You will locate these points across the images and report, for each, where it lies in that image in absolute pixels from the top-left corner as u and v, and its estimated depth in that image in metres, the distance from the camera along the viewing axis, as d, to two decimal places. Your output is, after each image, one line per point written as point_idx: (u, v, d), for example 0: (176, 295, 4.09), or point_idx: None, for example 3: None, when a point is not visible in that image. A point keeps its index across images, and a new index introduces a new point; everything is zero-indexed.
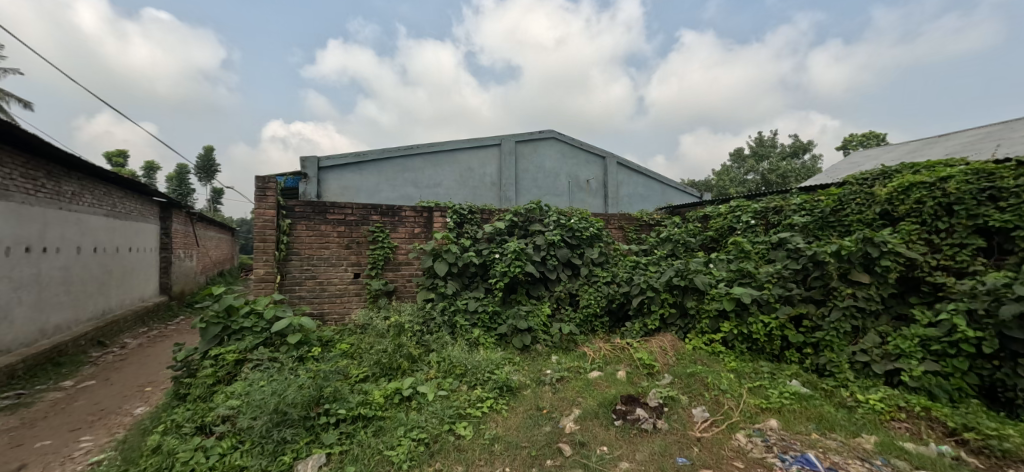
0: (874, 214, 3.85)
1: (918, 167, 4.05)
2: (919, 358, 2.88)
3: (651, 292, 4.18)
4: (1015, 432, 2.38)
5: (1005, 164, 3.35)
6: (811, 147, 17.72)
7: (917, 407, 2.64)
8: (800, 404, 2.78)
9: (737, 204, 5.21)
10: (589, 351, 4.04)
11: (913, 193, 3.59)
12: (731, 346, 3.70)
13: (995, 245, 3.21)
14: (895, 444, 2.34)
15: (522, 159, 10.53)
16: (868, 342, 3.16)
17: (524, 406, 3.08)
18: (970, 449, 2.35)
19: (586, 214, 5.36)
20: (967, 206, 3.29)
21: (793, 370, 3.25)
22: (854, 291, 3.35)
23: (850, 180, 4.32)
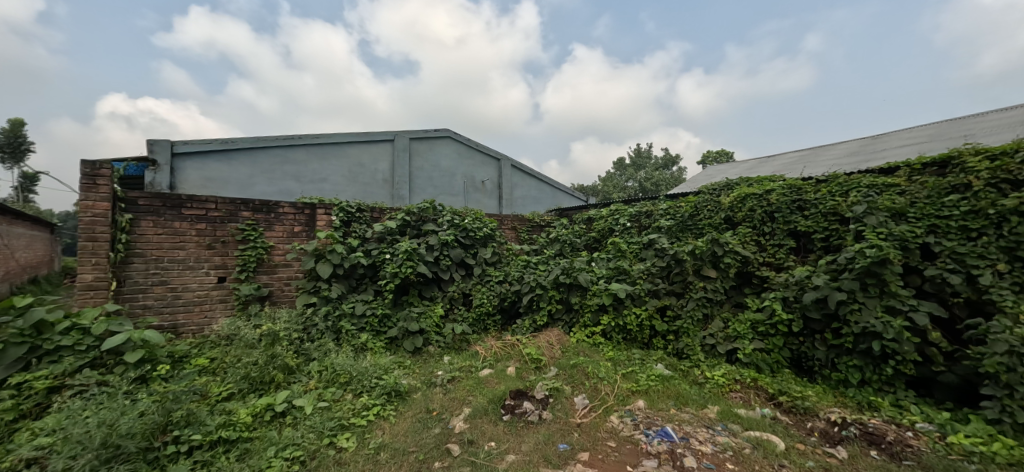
0: (720, 219, 4.55)
1: (752, 181, 4.89)
2: (750, 338, 3.48)
3: (540, 290, 4.40)
4: (812, 393, 2.99)
5: (808, 181, 4.21)
6: (678, 160, 20.29)
7: (748, 379, 3.19)
8: (663, 384, 3.16)
9: (616, 208, 5.75)
10: (480, 349, 4.10)
11: (747, 202, 4.34)
12: (610, 337, 4.06)
13: (802, 245, 3.99)
14: (732, 412, 2.78)
15: (417, 157, 10.27)
16: (714, 327, 3.72)
17: (413, 410, 3.01)
18: (784, 409, 2.90)
19: (480, 214, 5.43)
20: (784, 213, 4.06)
21: (659, 355, 3.69)
22: (705, 284, 3.92)
23: (704, 190, 5.06)
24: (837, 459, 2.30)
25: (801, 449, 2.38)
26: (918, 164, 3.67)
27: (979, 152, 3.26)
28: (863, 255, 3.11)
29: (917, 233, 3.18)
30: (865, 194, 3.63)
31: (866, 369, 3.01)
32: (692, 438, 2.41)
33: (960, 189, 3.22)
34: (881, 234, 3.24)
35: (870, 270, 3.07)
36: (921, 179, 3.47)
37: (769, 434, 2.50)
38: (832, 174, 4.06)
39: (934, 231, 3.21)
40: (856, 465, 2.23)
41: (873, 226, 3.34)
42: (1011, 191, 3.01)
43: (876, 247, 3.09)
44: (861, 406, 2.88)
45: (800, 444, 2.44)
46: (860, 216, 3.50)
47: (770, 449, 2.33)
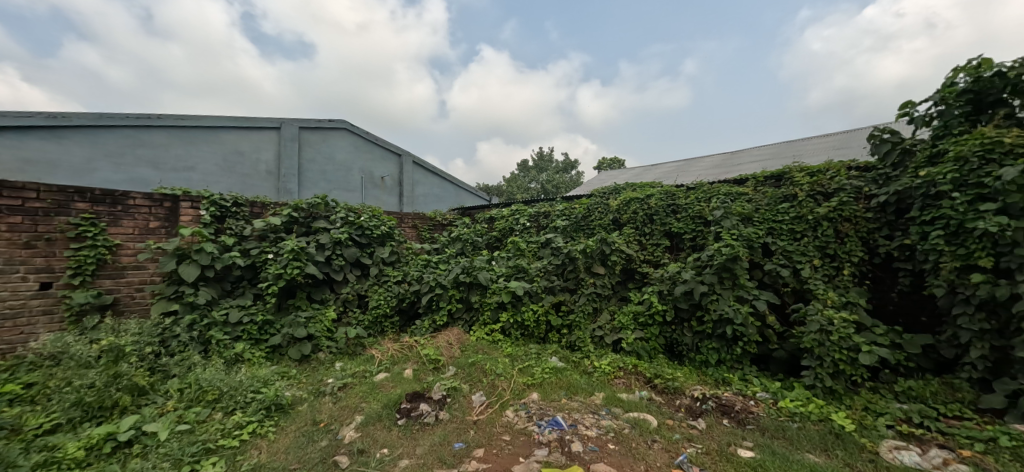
0: (609, 220, 4.95)
1: (636, 186, 5.40)
2: (632, 328, 3.83)
3: (439, 289, 4.36)
4: (680, 374, 3.39)
5: (680, 188, 4.77)
6: (576, 165, 21.55)
7: (629, 366, 3.51)
8: (556, 376, 3.33)
9: (517, 208, 5.93)
10: (376, 353, 3.93)
11: (631, 205, 4.78)
12: (508, 334, 4.17)
13: (675, 244, 4.51)
14: (615, 397, 3.03)
15: (307, 148, 9.46)
16: (602, 320, 4.04)
17: (297, 423, 2.76)
18: (659, 389, 3.25)
19: (378, 212, 5.20)
20: (660, 216, 4.56)
21: (553, 349, 3.89)
22: (594, 280, 4.24)
23: (596, 193, 5.46)
24: (698, 430, 2.64)
25: (670, 425, 2.68)
26: (762, 177, 4.37)
27: (803, 170, 4.01)
28: (720, 253, 3.61)
29: (759, 234, 3.79)
30: (723, 201, 4.23)
31: (721, 350, 3.50)
32: (580, 424, 2.58)
33: (790, 198, 3.92)
34: (734, 235, 3.80)
35: (725, 266, 3.58)
36: (763, 189, 4.14)
37: (645, 414, 2.78)
38: (699, 183, 4.65)
39: (771, 232, 3.86)
40: (712, 433, 2.59)
41: (728, 229, 3.90)
42: (823, 201, 3.74)
43: (730, 246, 3.61)
44: (717, 382, 3.34)
45: (669, 420, 2.75)
46: (719, 219, 4.06)
47: (645, 427, 2.58)
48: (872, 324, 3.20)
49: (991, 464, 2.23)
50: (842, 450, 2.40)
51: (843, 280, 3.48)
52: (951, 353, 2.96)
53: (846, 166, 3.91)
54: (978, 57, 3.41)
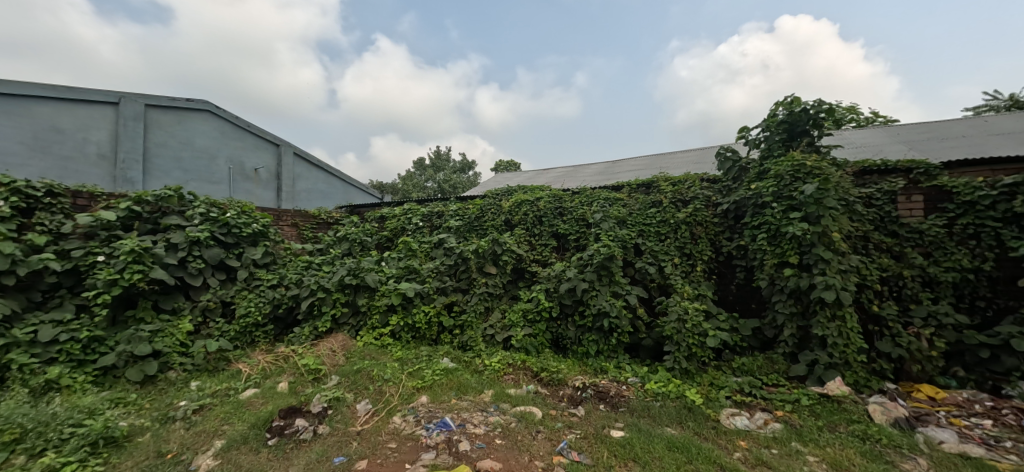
0: (501, 221, 5.09)
1: (527, 189, 5.65)
2: (522, 325, 3.99)
3: (322, 293, 4.05)
4: (564, 366, 3.62)
5: (567, 192, 5.11)
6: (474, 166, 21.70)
7: (518, 362, 3.65)
8: (447, 377, 3.32)
9: (409, 207, 5.77)
10: (244, 367, 3.49)
11: (522, 207, 4.98)
12: (398, 337, 4.04)
13: (561, 244, 4.81)
14: (504, 393, 3.13)
15: (157, 131, 8.04)
16: (493, 319, 4.13)
17: (136, 457, 2.33)
18: (544, 382, 3.43)
19: (248, 207, 4.64)
20: (548, 217, 4.84)
21: (445, 350, 3.87)
22: (486, 280, 4.33)
23: (489, 195, 5.58)
24: (578, 417, 2.85)
25: (553, 415, 2.85)
26: (635, 184, 4.89)
27: (667, 179, 4.59)
28: (599, 253, 3.96)
29: (632, 236, 4.23)
30: (602, 205, 4.63)
31: (600, 341, 3.83)
32: (468, 423, 2.60)
33: (656, 204, 4.44)
34: (611, 236, 4.19)
35: (603, 264, 3.93)
36: (635, 195, 4.64)
37: (531, 407, 2.91)
38: (582, 188, 5.04)
39: (642, 234, 4.33)
40: (590, 419, 2.81)
41: (606, 230, 4.28)
42: (682, 208, 4.33)
43: (607, 246, 3.98)
44: (596, 371, 3.65)
45: (553, 410, 2.92)
46: (598, 222, 4.44)
47: (531, 419, 2.71)
48: (717, 312, 3.78)
49: (796, 419, 2.78)
50: (693, 421, 2.79)
51: (696, 275, 4.06)
52: (771, 333, 3.64)
53: (700, 177, 4.57)
54: (792, 95, 4.24)
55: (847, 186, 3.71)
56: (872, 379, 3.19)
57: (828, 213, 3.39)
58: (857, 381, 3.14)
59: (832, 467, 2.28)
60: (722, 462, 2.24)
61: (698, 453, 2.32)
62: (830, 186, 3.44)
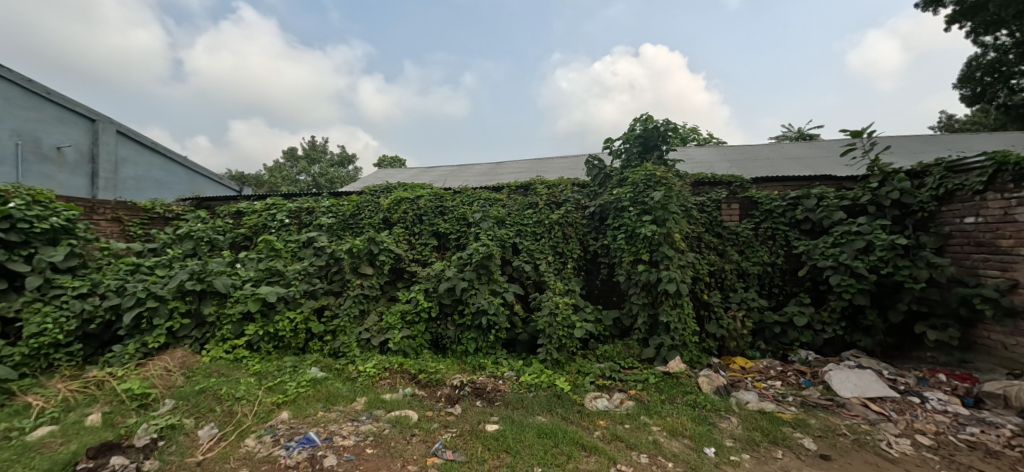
0: (379, 219, 4.89)
1: (407, 187, 5.51)
2: (399, 327, 3.89)
3: (154, 302, 3.41)
4: (442, 366, 3.62)
5: (448, 191, 5.13)
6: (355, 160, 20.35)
7: (395, 365, 3.55)
8: (314, 388, 3.06)
9: (273, 202, 5.19)
10: (35, 400, 2.76)
11: (402, 205, 4.85)
12: (256, 349, 3.61)
13: (442, 244, 4.80)
14: (378, 399, 2.99)
15: None
16: (369, 322, 3.95)
17: None
18: (422, 384, 3.38)
19: (44, 197, 3.70)
20: (429, 216, 4.79)
21: (313, 359, 3.58)
22: (361, 281, 4.14)
23: (367, 191, 5.31)
24: (454, 415, 2.86)
25: (429, 416, 2.82)
26: (514, 186, 5.12)
27: (543, 182, 4.89)
28: (478, 252, 4.04)
29: (510, 235, 4.42)
30: (482, 205, 4.74)
31: (478, 339, 3.91)
32: (336, 436, 2.44)
33: (533, 206, 4.71)
34: (490, 236, 4.31)
35: (482, 263, 4.03)
36: (514, 197, 4.85)
37: (407, 410, 2.85)
38: (464, 187, 5.10)
39: (519, 234, 4.54)
40: (466, 416, 2.85)
41: (485, 230, 4.39)
42: (555, 209, 4.66)
43: (486, 245, 4.09)
44: (474, 369, 3.71)
45: (429, 412, 2.89)
46: (478, 221, 4.55)
47: (406, 423, 2.64)
48: (584, 305, 4.14)
49: (645, 396, 3.19)
50: (561, 407, 3.01)
51: (566, 272, 4.39)
52: (628, 322, 4.11)
53: (571, 182, 4.97)
54: (645, 113, 4.85)
55: (686, 195, 4.38)
56: (702, 356, 3.81)
57: (672, 216, 3.96)
58: (692, 358, 3.72)
59: (670, 434, 2.67)
60: (583, 441, 2.46)
61: (563, 436, 2.51)
62: (672, 194, 4.02)
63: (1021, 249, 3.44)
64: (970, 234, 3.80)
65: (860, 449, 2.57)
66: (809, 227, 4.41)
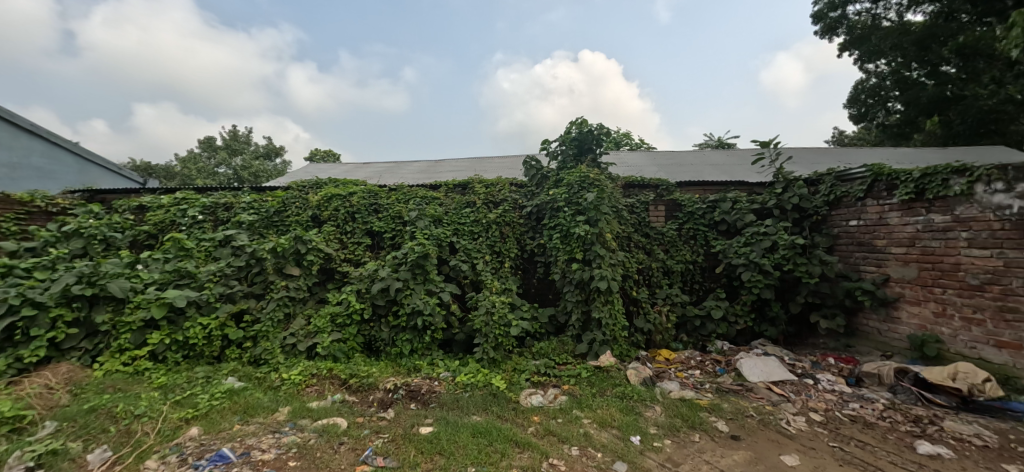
0: (307, 216, 4.62)
1: (339, 183, 5.25)
2: (329, 331, 3.72)
3: (31, 310, 2.97)
4: (375, 369, 3.51)
5: (383, 188, 4.97)
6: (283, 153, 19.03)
7: (324, 371, 3.38)
8: (230, 400, 2.83)
9: (183, 197, 4.71)
10: None
11: (332, 202, 4.62)
12: (162, 360, 3.28)
13: (376, 243, 4.64)
14: (303, 408, 2.83)
15: None
16: (295, 326, 3.74)
17: None
18: (353, 389, 3.25)
19: None
20: (362, 214, 4.61)
21: (230, 368, 3.31)
22: (286, 283, 3.90)
23: (293, 187, 5.00)
24: (386, 420, 2.78)
25: (360, 422, 2.72)
26: (451, 185, 5.07)
27: (481, 182, 4.90)
28: (413, 251, 3.96)
29: (447, 235, 4.37)
30: (418, 203, 4.64)
31: (414, 340, 3.83)
32: (254, 451, 2.27)
33: (470, 205, 4.70)
34: (426, 235, 4.23)
35: (418, 262, 3.95)
36: (451, 195, 4.80)
37: (336, 418, 2.72)
38: (400, 185, 4.96)
39: (456, 233, 4.51)
40: (399, 420, 2.78)
41: (421, 229, 4.30)
42: (493, 209, 4.69)
43: (422, 245, 4.02)
44: (409, 371, 3.63)
45: (360, 418, 2.79)
46: (414, 220, 4.45)
47: (333, 431, 2.52)
48: (520, 303, 4.19)
49: (577, 390, 3.30)
50: (497, 405, 3.03)
51: (503, 271, 4.43)
52: (563, 319, 4.24)
53: (509, 182, 5.02)
54: (580, 117, 5.02)
55: (617, 196, 4.59)
56: (631, 349, 4.03)
57: (603, 217, 4.13)
58: (621, 352, 3.91)
59: (599, 425, 2.78)
60: (517, 438, 2.50)
61: (497, 434, 2.53)
62: (604, 195, 4.21)
63: (892, 248, 4.00)
64: (854, 235, 4.35)
65: (764, 428, 2.85)
66: (725, 228, 4.81)
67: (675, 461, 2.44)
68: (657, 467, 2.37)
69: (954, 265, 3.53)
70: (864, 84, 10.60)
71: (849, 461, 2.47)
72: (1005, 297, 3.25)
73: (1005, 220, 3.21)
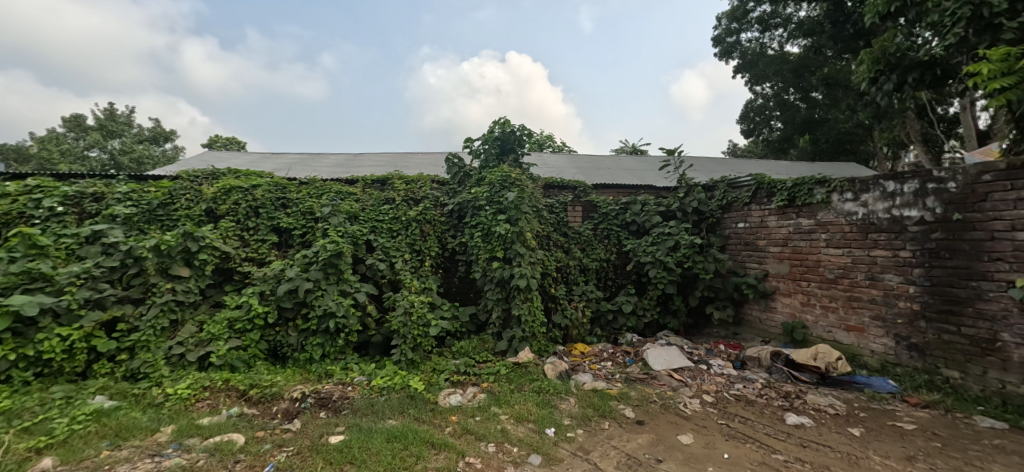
0: (200, 210, 4.14)
1: (240, 174, 4.78)
2: (226, 338, 3.39)
3: None
4: (280, 377, 3.26)
5: (292, 181, 4.61)
6: (174, 137, 16.82)
7: (218, 382, 3.06)
8: (97, 422, 2.44)
9: (37, 184, 3.96)
10: None
11: (231, 195, 4.19)
12: (5, 380, 2.75)
13: (283, 240, 4.31)
14: (192, 425, 2.53)
15: None
16: (184, 334, 3.35)
17: None
18: (253, 401, 2.98)
19: None
20: (268, 209, 4.24)
21: (100, 385, 2.87)
22: (174, 285, 3.48)
23: (183, 177, 4.44)
24: (292, 432, 2.59)
25: (260, 437, 2.50)
26: (369, 180, 4.86)
27: (401, 178, 4.76)
28: (325, 250, 3.72)
29: (363, 232, 4.18)
30: (332, 199, 4.38)
31: (326, 344, 3.62)
32: None
33: (389, 201, 4.54)
34: (340, 232, 4.00)
35: (330, 261, 3.73)
36: (369, 191, 4.60)
37: (232, 433, 2.47)
38: (312, 178, 4.64)
39: (374, 230, 4.32)
40: (306, 431, 2.59)
41: (335, 226, 4.06)
42: (413, 206, 4.58)
43: (335, 242, 3.79)
44: (320, 377, 3.41)
45: (260, 431, 2.56)
46: (327, 216, 4.19)
47: (228, 449, 2.28)
48: (441, 302, 4.14)
49: (496, 387, 3.34)
50: (414, 408, 2.96)
51: (424, 270, 4.33)
52: (484, 317, 4.27)
53: (430, 179, 4.93)
54: (503, 117, 5.07)
55: (537, 196, 4.73)
56: (549, 344, 4.17)
57: (524, 216, 4.21)
58: (539, 347, 4.04)
59: (517, 420, 2.84)
60: (433, 440, 2.46)
61: (414, 437, 2.47)
62: (525, 195, 4.30)
63: (770, 247, 4.58)
64: (741, 236, 4.92)
65: (666, 412, 3.11)
66: (635, 229, 5.18)
67: (586, 448, 2.58)
68: (569, 456, 2.48)
69: (816, 262, 4.13)
70: (753, 104, 12.00)
71: (733, 435, 2.79)
72: (852, 287, 3.85)
73: (852, 224, 3.82)
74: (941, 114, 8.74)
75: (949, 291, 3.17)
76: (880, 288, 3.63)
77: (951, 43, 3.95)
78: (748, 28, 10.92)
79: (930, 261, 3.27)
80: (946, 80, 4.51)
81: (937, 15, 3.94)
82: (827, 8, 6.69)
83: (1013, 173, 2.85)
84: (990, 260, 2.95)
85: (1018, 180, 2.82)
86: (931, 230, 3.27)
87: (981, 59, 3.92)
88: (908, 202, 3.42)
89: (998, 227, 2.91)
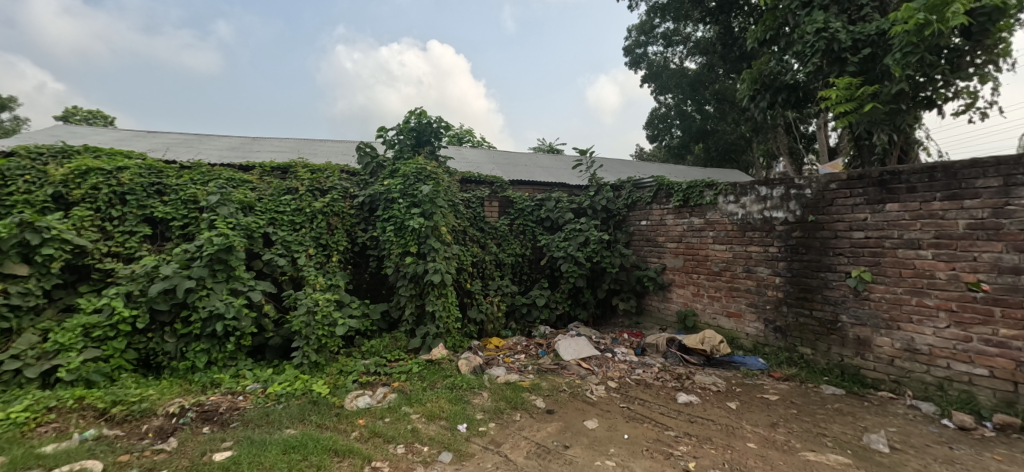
0: (44, 195, 3.43)
1: (102, 153, 4.07)
2: (80, 348, 2.86)
3: None
4: (152, 391, 2.85)
5: (171, 164, 4.03)
6: (14, 106, 13.80)
7: (69, 402, 2.58)
8: None
9: None
10: None
11: (89, 178, 3.54)
12: None
13: (158, 232, 3.75)
14: (31, 454, 2.09)
15: None
16: (21, 345, 2.79)
17: None
18: (117, 420, 2.55)
19: None
20: (137, 196, 3.65)
21: None
22: (6, 287, 2.89)
23: (19, 153, 3.64)
24: (165, 452, 2.26)
25: (125, 461, 2.16)
26: (269, 167, 4.44)
27: (306, 166, 4.41)
28: (212, 243, 3.28)
29: (260, 225, 3.79)
30: (221, 186, 3.90)
31: (212, 350, 3.23)
32: None
33: (292, 191, 4.19)
34: (230, 224, 3.55)
35: (217, 257, 3.30)
36: (268, 179, 4.20)
37: (86, 461, 2.09)
38: (197, 162, 4.11)
39: (272, 222, 3.95)
40: (184, 450, 2.29)
41: (223, 216, 3.58)
42: (319, 197, 4.27)
43: (224, 235, 3.36)
44: (204, 388, 3.04)
45: (124, 455, 2.21)
46: (214, 205, 3.65)
47: None
48: (349, 301, 3.87)
49: (408, 386, 3.24)
50: (316, 414, 2.75)
51: (330, 266, 4.06)
52: (396, 314, 4.15)
53: (340, 169, 4.65)
54: (419, 108, 4.93)
55: (453, 191, 4.67)
56: (463, 340, 4.14)
57: (439, 210, 4.13)
58: (454, 343, 4.00)
59: (428, 418, 2.79)
60: (337, 447, 2.32)
61: (314, 446, 2.30)
62: (440, 189, 4.22)
63: (668, 243, 5.02)
64: (644, 233, 5.32)
65: (574, 399, 3.27)
66: (549, 225, 5.37)
67: (497, 442, 2.61)
68: (480, 450, 2.49)
69: (705, 256, 4.62)
70: (656, 112, 13.03)
71: (633, 417, 3.01)
72: (732, 279, 4.35)
73: (733, 223, 4.33)
74: (804, 131, 10.23)
75: (804, 281, 3.73)
76: (754, 279, 4.16)
77: (811, 70, 4.58)
78: (654, 41, 11.81)
79: (791, 256, 3.83)
80: (807, 101, 5.29)
81: (801, 45, 4.58)
82: (719, 30, 7.46)
83: (851, 183, 3.42)
84: (834, 255, 3.52)
85: (855, 188, 3.39)
86: (793, 229, 3.82)
87: (832, 85, 4.65)
88: (776, 204, 3.95)
89: (840, 227, 3.48)
